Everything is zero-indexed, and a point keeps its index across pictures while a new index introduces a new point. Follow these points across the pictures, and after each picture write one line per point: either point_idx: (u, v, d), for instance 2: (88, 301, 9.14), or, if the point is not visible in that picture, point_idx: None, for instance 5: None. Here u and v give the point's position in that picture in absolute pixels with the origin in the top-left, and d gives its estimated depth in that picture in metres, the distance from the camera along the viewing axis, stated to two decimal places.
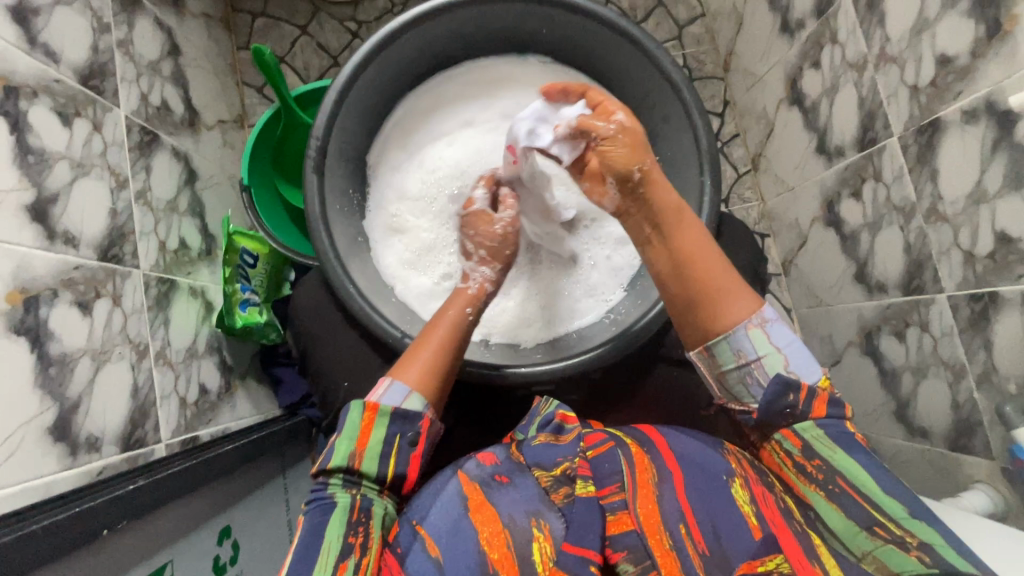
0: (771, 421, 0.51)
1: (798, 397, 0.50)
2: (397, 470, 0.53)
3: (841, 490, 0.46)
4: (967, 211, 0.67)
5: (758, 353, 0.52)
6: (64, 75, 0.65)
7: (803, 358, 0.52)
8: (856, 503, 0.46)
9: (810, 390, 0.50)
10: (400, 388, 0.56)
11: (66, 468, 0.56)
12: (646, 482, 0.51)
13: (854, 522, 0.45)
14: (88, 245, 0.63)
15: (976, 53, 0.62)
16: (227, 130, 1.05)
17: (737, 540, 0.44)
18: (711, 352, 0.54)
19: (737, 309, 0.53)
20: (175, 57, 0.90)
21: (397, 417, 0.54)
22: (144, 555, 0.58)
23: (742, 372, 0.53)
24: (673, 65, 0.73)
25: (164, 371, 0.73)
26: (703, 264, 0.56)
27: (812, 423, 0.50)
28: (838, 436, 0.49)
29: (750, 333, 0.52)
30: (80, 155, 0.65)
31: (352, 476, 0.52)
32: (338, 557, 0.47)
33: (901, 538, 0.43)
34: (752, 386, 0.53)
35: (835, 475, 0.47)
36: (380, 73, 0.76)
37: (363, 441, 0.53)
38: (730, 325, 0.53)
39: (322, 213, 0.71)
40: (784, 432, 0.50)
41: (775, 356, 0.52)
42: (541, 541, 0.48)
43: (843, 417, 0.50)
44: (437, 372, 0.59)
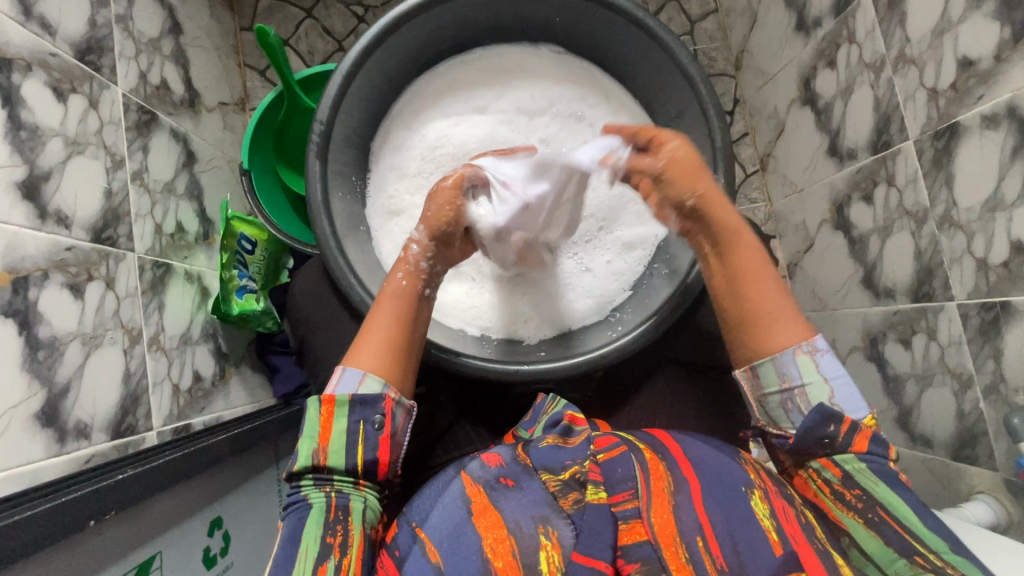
0: (805, 448, 0.53)
1: (839, 428, 0.51)
2: (365, 458, 0.51)
3: (881, 519, 0.48)
4: (982, 219, 0.66)
5: (803, 380, 0.54)
6: (60, 49, 0.63)
7: (851, 395, 0.53)
8: (897, 532, 0.47)
9: (852, 423, 0.51)
10: (354, 373, 0.54)
11: (54, 456, 0.54)
12: (661, 491, 0.49)
13: (894, 549, 0.47)
14: (80, 226, 0.62)
15: (999, 57, 0.60)
16: (227, 113, 1.03)
17: (756, 554, 0.43)
18: (754, 371, 0.56)
19: (786, 333, 0.54)
20: (176, 35, 0.88)
21: (357, 404, 0.52)
22: (127, 548, 0.57)
23: (784, 398, 0.55)
24: (693, 62, 0.71)
25: (158, 357, 0.71)
26: (753, 286, 0.56)
27: (853, 456, 0.50)
28: (880, 471, 0.50)
29: (797, 359, 0.54)
30: (75, 133, 0.63)
31: (321, 474, 0.51)
32: (318, 558, 0.46)
33: (941, 569, 0.45)
34: (792, 412, 0.54)
35: (876, 505, 0.48)
36: (389, 57, 0.74)
37: (326, 436, 0.51)
38: (778, 348, 0.54)
39: (324, 198, 0.69)
40: (823, 461, 0.51)
41: (820, 386, 0.53)
42: (549, 550, 0.46)
43: (887, 456, 0.51)
44: (395, 352, 0.56)
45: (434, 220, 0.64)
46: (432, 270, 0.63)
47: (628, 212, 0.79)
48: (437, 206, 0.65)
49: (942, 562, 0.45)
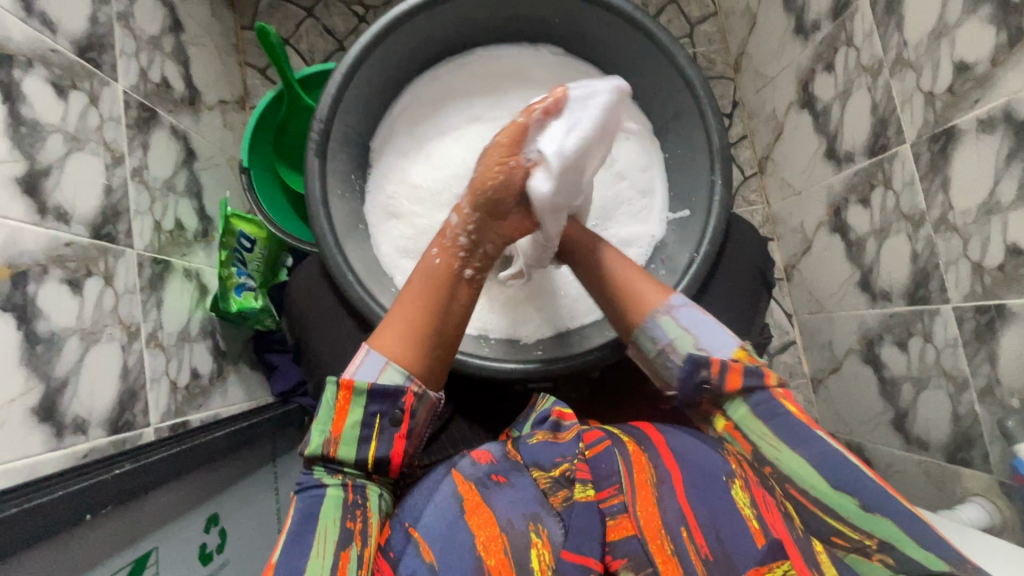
0: (692, 396, 0.54)
1: (710, 371, 0.52)
2: (377, 453, 0.51)
3: (795, 498, 0.49)
4: (978, 222, 0.66)
5: (669, 338, 0.55)
6: (61, 45, 0.63)
7: (715, 334, 0.54)
8: (811, 509, 0.48)
9: (720, 363, 0.52)
10: (376, 359, 0.52)
11: (51, 450, 0.54)
12: (645, 483, 0.49)
13: (815, 531, 0.48)
14: (80, 221, 0.62)
15: (996, 61, 0.61)
16: (227, 111, 1.03)
17: (740, 545, 0.44)
18: (635, 343, 0.58)
19: (652, 301, 0.57)
20: (177, 33, 0.88)
21: (375, 396, 0.51)
22: (121, 543, 0.56)
23: (662, 356, 0.56)
24: (690, 63, 0.71)
25: (156, 354, 0.71)
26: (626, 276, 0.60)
27: (742, 405, 0.52)
28: (784, 434, 0.50)
29: (659, 320, 0.56)
30: (75, 129, 0.63)
31: (332, 463, 0.50)
32: (339, 544, 0.47)
33: (862, 543, 0.46)
34: (671, 367, 0.55)
35: (787, 483, 0.49)
36: (389, 57, 0.74)
37: (340, 425, 0.50)
38: (644, 314, 0.57)
39: (322, 196, 0.69)
40: (728, 428, 0.53)
41: (684, 337, 0.55)
42: (539, 547, 0.47)
43: (767, 386, 0.52)
44: (419, 338, 0.54)
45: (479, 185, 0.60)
46: (473, 245, 0.60)
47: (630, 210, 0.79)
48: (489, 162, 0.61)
49: (859, 537, 0.46)
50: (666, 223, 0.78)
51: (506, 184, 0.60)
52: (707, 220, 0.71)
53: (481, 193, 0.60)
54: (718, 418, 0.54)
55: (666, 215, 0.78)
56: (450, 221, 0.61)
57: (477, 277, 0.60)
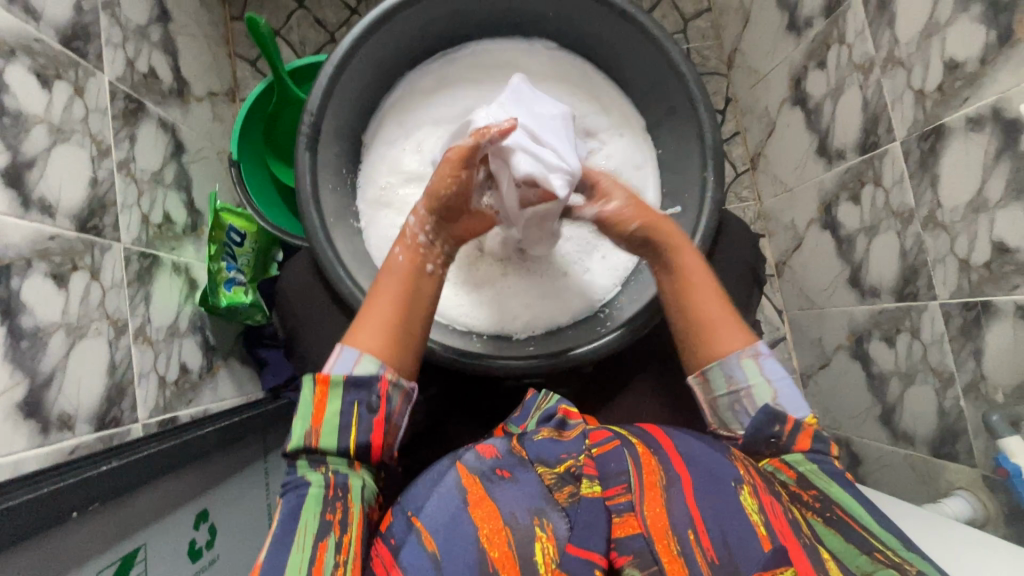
0: (754, 446, 0.56)
1: (783, 428, 0.55)
2: (358, 440, 0.51)
3: (838, 517, 0.49)
4: (966, 220, 0.67)
5: (748, 381, 0.59)
6: (44, 34, 0.61)
7: (792, 396, 0.58)
8: (855, 530, 0.48)
9: (796, 423, 0.55)
10: (350, 354, 0.55)
11: (34, 447, 0.53)
12: (654, 485, 0.50)
13: (855, 545, 0.47)
14: (65, 214, 0.61)
15: (985, 60, 0.61)
16: (217, 103, 1.01)
17: (744, 549, 0.44)
18: (705, 374, 0.61)
19: (731, 342, 0.60)
20: (165, 23, 0.87)
21: (351, 385, 0.52)
22: (107, 543, 0.56)
23: (732, 399, 0.59)
24: (683, 58, 0.71)
25: (144, 349, 0.70)
26: (698, 296, 0.63)
27: (801, 456, 0.54)
28: (831, 473, 0.53)
29: (742, 362, 0.59)
30: (59, 120, 0.62)
31: (315, 457, 0.51)
32: (318, 534, 0.47)
33: (901, 565, 0.45)
34: (740, 414, 0.59)
35: (832, 504, 0.50)
36: (380, 49, 0.73)
37: (319, 416, 0.51)
38: (724, 352, 0.60)
39: (313, 190, 0.69)
40: (778, 463, 0.54)
41: (763, 386, 0.58)
42: (544, 541, 0.47)
43: (829, 453, 0.55)
44: (395, 332, 0.57)
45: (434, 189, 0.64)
46: (431, 245, 0.64)
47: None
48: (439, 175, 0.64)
49: (901, 558, 0.45)
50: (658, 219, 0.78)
51: (456, 196, 0.65)
52: (698, 217, 0.72)
53: (435, 200, 0.64)
54: (766, 458, 0.56)
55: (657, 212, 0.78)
56: (408, 222, 0.65)
57: (438, 272, 0.64)
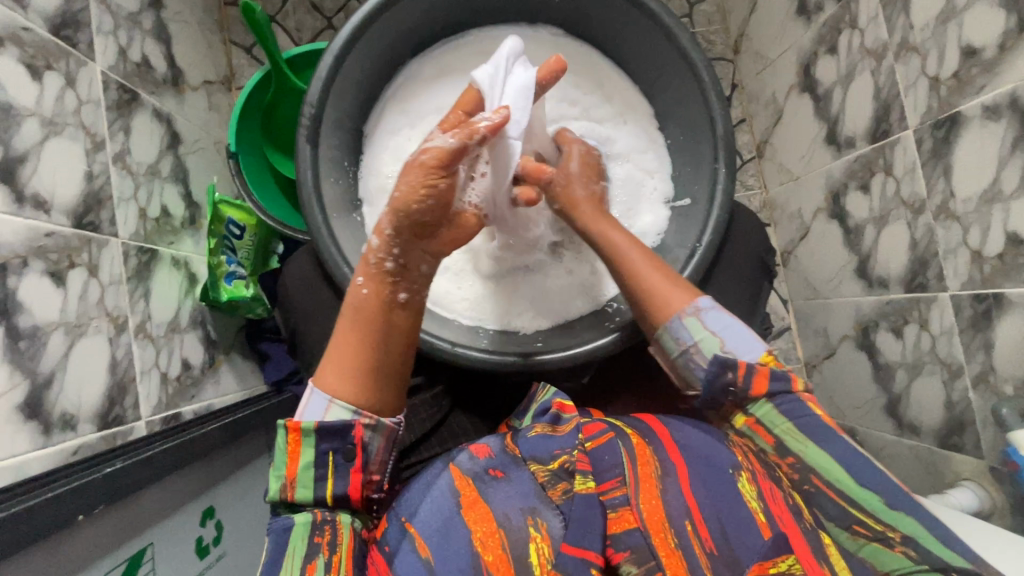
0: (715, 399, 0.56)
1: (737, 374, 0.55)
2: (335, 490, 0.52)
3: (817, 489, 0.49)
4: (979, 210, 0.66)
5: (694, 339, 0.57)
6: (33, 23, 0.59)
7: (741, 338, 0.57)
8: (834, 501, 0.48)
9: (748, 367, 0.54)
10: (319, 399, 0.53)
11: (38, 448, 0.53)
12: (648, 476, 0.49)
13: (835, 523, 0.47)
14: (60, 210, 0.59)
15: (1004, 46, 0.59)
16: (212, 92, 0.99)
17: (746, 538, 0.44)
18: (659, 341, 0.60)
19: (676, 299, 0.60)
20: (157, 9, 0.84)
21: (324, 434, 0.52)
22: (116, 544, 0.56)
23: (685, 358, 0.58)
24: (694, 45, 0.69)
25: (145, 346, 0.69)
26: (637, 272, 0.62)
27: (763, 402, 0.54)
28: (805, 425, 0.51)
29: (685, 322, 0.58)
30: (51, 112, 0.60)
31: (294, 505, 0.52)
32: (306, 558, 0.47)
33: (885, 534, 0.45)
34: (695, 367, 0.58)
35: (810, 473, 0.50)
36: (382, 35, 0.71)
37: (294, 468, 0.52)
38: (668, 315, 0.59)
39: (315, 183, 0.67)
40: (754, 427, 0.54)
41: (709, 339, 0.57)
42: (539, 542, 0.47)
43: (791, 390, 0.54)
44: (361, 373, 0.54)
45: (400, 204, 0.53)
46: (402, 266, 0.56)
47: (631, 195, 0.77)
48: (408, 183, 0.53)
49: (880, 526, 0.46)
50: (669, 210, 0.77)
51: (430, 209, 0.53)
52: (709, 209, 0.70)
53: (407, 213, 0.53)
54: (740, 416, 0.55)
55: (667, 203, 0.77)
56: (371, 246, 0.55)
57: (412, 299, 0.57)
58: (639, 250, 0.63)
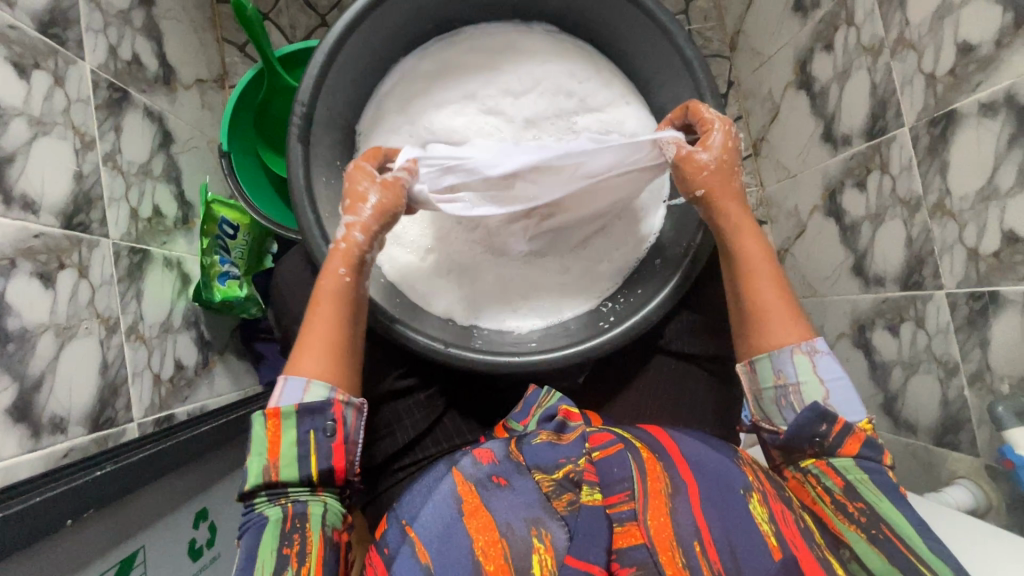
0: (795, 444, 0.56)
1: (831, 428, 0.55)
2: (319, 467, 0.53)
3: (885, 537, 0.50)
4: (976, 208, 0.65)
5: (798, 378, 0.58)
6: (21, 21, 0.58)
7: (844, 396, 0.57)
8: (900, 552, 0.49)
9: (845, 425, 0.54)
10: (296, 383, 0.54)
11: (28, 451, 0.52)
12: (658, 492, 0.49)
13: (896, 567, 0.48)
14: (49, 211, 0.59)
15: (1001, 43, 0.59)
16: (205, 90, 0.98)
17: (756, 560, 0.44)
18: (753, 366, 0.60)
19: (786, 334, 0.59)
20: (148, 7, 0.83)
21: (305, 414, 0.53)
22: (105, 548, 0.55)
23: (779, 394, 0.59)
24: (689, 43, 0.69)
25: (137, 347, 0.69)
26: (752, 281, 0.62)
27: (843, 459, 0.54)
28: (882, 484, 0.52)
29: (794, 357, 0.58)
30: (40, 112, 0.60)
31: (275, 490, 0.52)
32: (275, 570, 0.48)
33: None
34: (785, 407, 0.59)
35: (880, 522, 0.50)
36: (375, 32, 0.70)
37: (275, 450, 0.52)
38: (775, 346, 0.59)
39: (307, 184, 0.66)
40: (823, 468, 0.54)
41: (814, 386, 0.57)
42: (542, 553, 0.46)
43: (880, 462, 0.54)
44: (338, 354, 0.56)
45: (389, 207, 0.61)
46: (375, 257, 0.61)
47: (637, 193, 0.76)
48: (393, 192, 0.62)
49: None
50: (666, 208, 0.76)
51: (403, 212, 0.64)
52: None
53: (386, 211, 0.61)
54: (810, 458, 0.56)
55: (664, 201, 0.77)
56: (356, 238, 0.60)
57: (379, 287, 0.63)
58: (756, 245, 0.63)
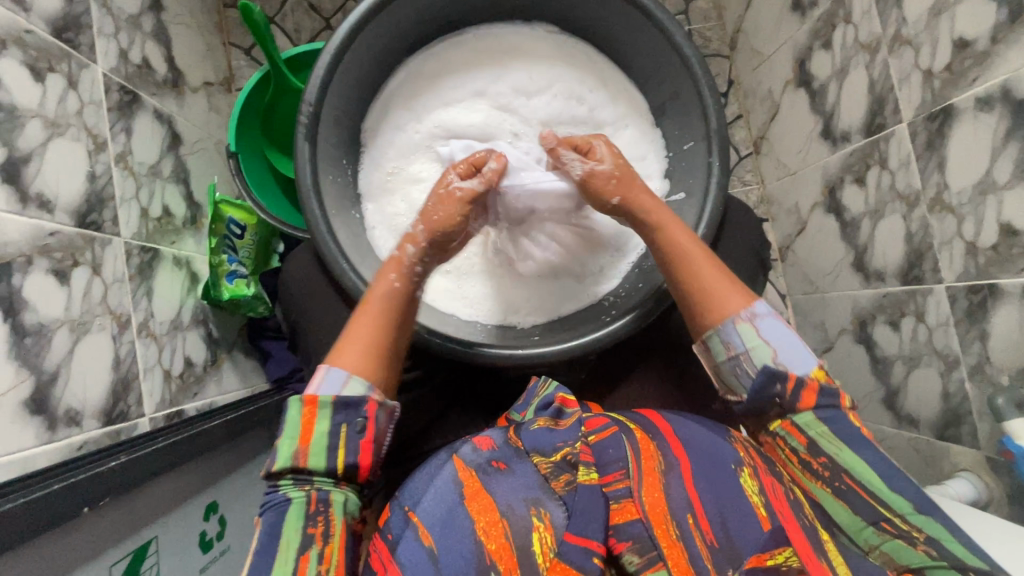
0: (760, 409, 0.53)
1: (786, 386, 0.51)
2: (346, 461, 0.51)
3: (848, 487, 0.49)
4: (974, 202, 0.66)
5: (746, 345, 0.54)
6: (36, 25, 0.60)
7: (795, 350, 0.53)
8: (864, 499, 0.48)
9: (798, 380, 0.52)
10: (337, 374, 0.53)
11: (44, 443, 0.53)
12: (652, 470, 0.51)
13: (861, 517, 0.48)
14: (64, 210, 0.60)
15: (995, 38, 0.60)
16: (213, 93, 1.00)
17: (746, 532, 0.45)
18: (706, 346, 0.56)
19: (733, 301, 0.56)
20: (157, 12, 0.85)
21: (339, 406, 0.51)
22: (121, 536, 0.57)
23: (732, 364, 0.55)
24: (687, 40, 0.70)
25: (148, 344, 0.70)
26: (688, 267, 0.59)
27: (811, 415, 0.51)
28: (840, 430, 0.50)
29: (738, 327, 0.54)
30: (54, 114, 0.61)
31: (301, 475, 0.50)
32: (300, 549, 0.47)
33: (908, 533, 0.46)
34: (741, 377, 0.54)
35: (841, 472, 0.49)
36: (380, 34, 0.72)
37: (306, 437, 0.50)
38: (721, 319, 0.55)
39: (314, 181, 0.68)
40: (788, 428, 0.52)
41: (763, 348, 0.53)
42: (542, 530, 0.48)
43: (840, 405, 0.51)
44: (378, 353, 0.55)
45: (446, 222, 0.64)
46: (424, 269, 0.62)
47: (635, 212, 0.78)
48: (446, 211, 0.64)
49: (907, 526, 0.46)
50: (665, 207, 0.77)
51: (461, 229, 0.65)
52: (703, 203, 0.71)
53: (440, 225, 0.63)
54: (775, 419, 0.53)
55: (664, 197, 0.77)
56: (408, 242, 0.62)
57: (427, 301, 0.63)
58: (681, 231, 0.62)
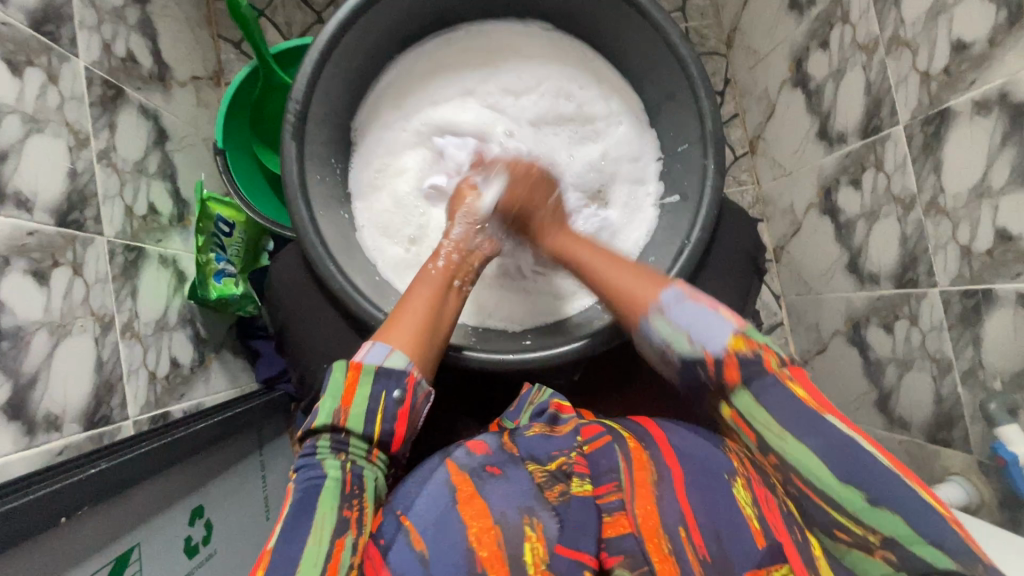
0: (700, 393, 0.51)
1: (706, 369, 0.49)
2: (383, 429, 0.51)
3: (800, 490, 0.46)
4: (969, 206, 0.66)
5: (664, 339, 0.52)
6: (13, 17, 0.58)
7: (706, 323, 0.50)
8: (817, 503, 0.45)
9: (715, 359, 0.48)
10: (381, 347, 0.54)
11: (22, 449, 0.52)
12: (644, 481, 0.50)
13: (819, 521, 0.46)
14: (44, 208, 0.59)
15: (994, 41, 0.59)
16: (201, 87, 0.98)
17: (739, 545, 0.45)
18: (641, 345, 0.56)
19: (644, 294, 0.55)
20: (143, 4, 0.83)
21: (383, 375, 0.52)
22: (100, 545, 0.55)
23: (663, 354, 0.53)
24: (683, 40, 0.69)
25: (132, 345, 0.69)
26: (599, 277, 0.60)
27: (743, 393, 0.47)
28: (785, 420, 0.46)
29: (652, 323, 0.53)
30: (33, 109, 0.60)
31: (339, 438, 0.50)
32: (335, 532, 0.46)
33: (865, 539, 0.44)
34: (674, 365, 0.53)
35: (792, 474, 0.46)
36: (369, 32, 0.71)
37: (349, 399, 0.51)
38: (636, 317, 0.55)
39: (301, 182, 0.66)
40: (735, 421, 0.49)
41: (678, 336, 0.51)
42: (533, 541, 0.47)
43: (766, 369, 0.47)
44: (422, 333, 0.57)
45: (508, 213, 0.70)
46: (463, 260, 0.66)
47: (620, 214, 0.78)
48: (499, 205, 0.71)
49: (863, 532, 0.44)
50: (657, 209, 0.77)
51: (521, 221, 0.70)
52: (697, 207, 0.70)
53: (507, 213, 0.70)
54: (723, 406, 0.50)
55: (655, 203, 0.77)
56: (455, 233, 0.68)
57: (464, 288, 0.65)
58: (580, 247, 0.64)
